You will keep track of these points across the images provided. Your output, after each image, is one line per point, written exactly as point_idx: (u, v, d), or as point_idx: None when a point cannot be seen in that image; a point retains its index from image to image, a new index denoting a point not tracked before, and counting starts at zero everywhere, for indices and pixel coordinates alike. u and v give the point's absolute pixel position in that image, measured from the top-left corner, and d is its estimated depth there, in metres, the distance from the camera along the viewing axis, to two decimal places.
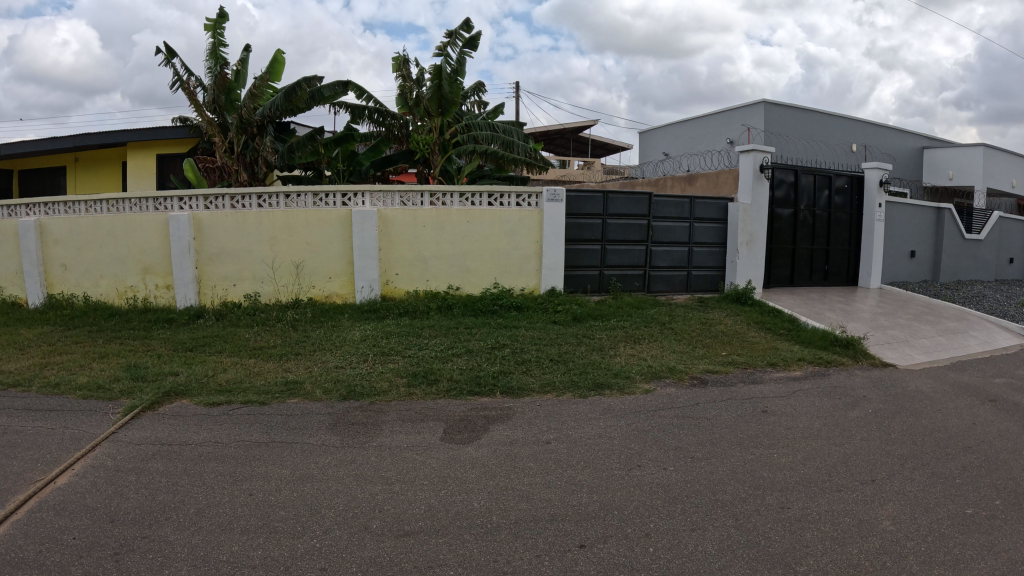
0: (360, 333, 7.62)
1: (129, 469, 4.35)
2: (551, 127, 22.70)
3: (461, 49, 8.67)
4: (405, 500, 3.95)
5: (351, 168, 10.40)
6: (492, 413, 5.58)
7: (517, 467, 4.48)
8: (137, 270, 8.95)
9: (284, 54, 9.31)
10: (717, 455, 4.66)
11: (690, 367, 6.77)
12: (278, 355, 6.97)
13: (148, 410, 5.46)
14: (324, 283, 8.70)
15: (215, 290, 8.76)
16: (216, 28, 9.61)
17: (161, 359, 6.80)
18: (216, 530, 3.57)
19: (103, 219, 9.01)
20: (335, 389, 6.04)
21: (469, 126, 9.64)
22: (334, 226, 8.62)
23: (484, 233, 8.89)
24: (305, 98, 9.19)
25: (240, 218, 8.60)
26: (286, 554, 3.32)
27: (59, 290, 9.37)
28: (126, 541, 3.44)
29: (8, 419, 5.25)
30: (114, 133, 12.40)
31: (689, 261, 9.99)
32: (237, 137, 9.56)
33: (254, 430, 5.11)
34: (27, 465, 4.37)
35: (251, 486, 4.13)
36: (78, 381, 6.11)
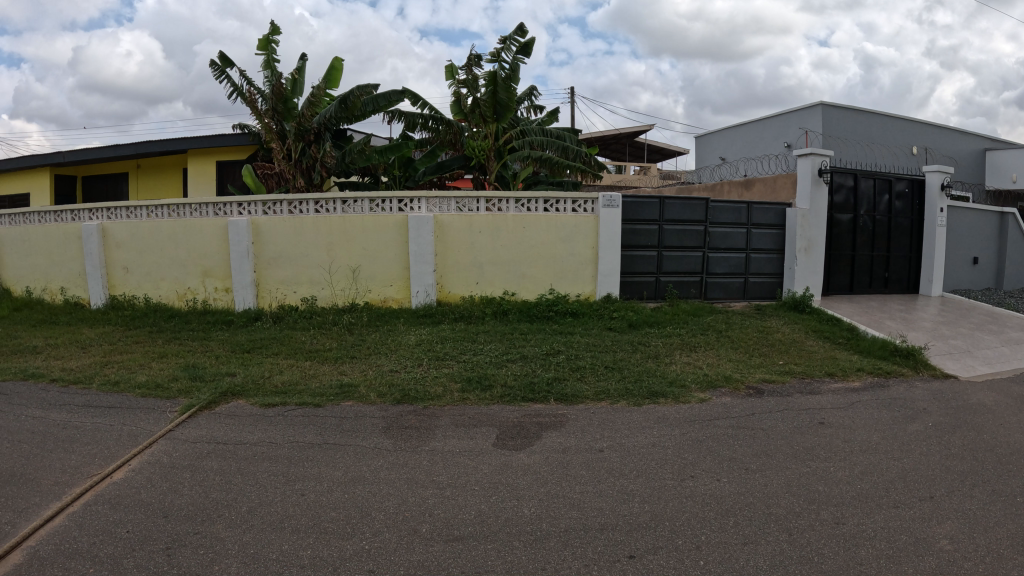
0: (416, 337, 7.69)
1: (185, 466, 4.48)
2: (604, 133, 22.49)
3: (516, 55, 8.66)
4: (454, 505, 3.96)
5: (407, 174, 10.46)
6: (545, 420, 5.56)
7: (569, 475, 4.44)
8: (197, 273, 9.24)
9: (341, 61, 9.48)
10: (773, 466, 4.54)
11: (747, 376, 6.60)
12: (333, 358, 7.10)
13: (206, 409, 5.62)
14: (381, 287, 8.83)
15: (274, 294, 8.99)
16: (271, 41, 9.88)
17: (218, 360, 7.01)
18: (267, 528, 3.64)
19: (163, 224, 9.33)
20: (390, 393, 6.11)
21: (524, 132, 9.70)
22: (390, 231, 8.74)
23: (540, 239, 8.87)
24: (361, 105, 9.40)
25: (299, 223, 8.80)
26: (336, 554, 3.36)
27: (121, 291, 9.75)
28: (179, 536, 3.54)
29: (72, 414, 5.49)
30: (176, 141, 12.83)
31: (747, 268, 9.76)
32: (296, 144, 9.80)
33: (309, 431, 5.21)
34: (86, 459, 4.56)
35: (303, 486, 4.20)
36: (138, 380, 6.33)
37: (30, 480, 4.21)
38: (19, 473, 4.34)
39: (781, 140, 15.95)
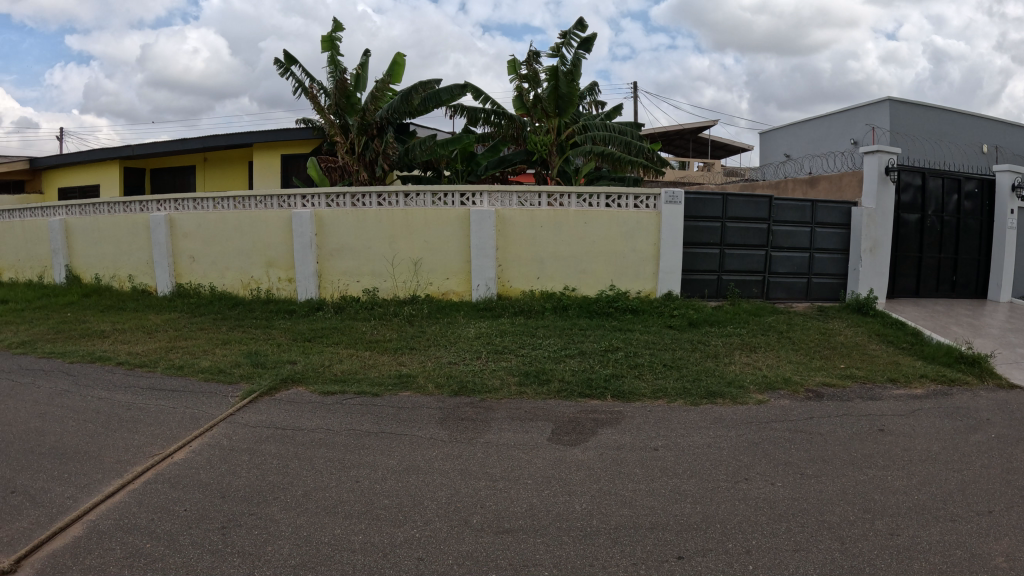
0: (475, 330, 7.77)
1: (244, 449, 4.65)
2: (669, 129, 22.08)
3: (577, 49, 8.62)
4: (506, 498, 4.01)
5: (470, 169, 10.56)
6: (601, 416, 5.55)
7: (621, 472, 4.42)
8: (261, 263, 9.53)
9: (403, 56, 9.62)
10: (829, 473, 4.42)
11: (807, 379, 6.43)
12: (394, 349, 7.22)
13: (266, 395, 5.81)
14: (442, 280, 8.95)
15: (336, 284, 9.20)
16: (334, 38, 10.07)
17: (280, 348, 7.23)
18: (320, 512, 3.75)
19: (229, 215, 9.66)
20: (448, 385, 6.19)
21: (586, 127, 9.72)
22: (452, 224, 8.84)
23: (601, 234, 8.83)
24: (423, 99, 9.54)
25: (361, 215, 8.98)
26: (385, 541, 3.44)
27: (187, 280, 10.13)
28: (235, 516, 3.68)
29: (137, 396, 5.77)
30: (243, 135, 13.24)
31: (810, 268, 9.48)
32: (359, 138, 10.01)
33: (366, 420, 5.33)
34: (149, 439, 4.78)
35: (358, 473, 4.30)
36: (202, 365, 6.59)
37: (94, 458, 4.44)
38: (84, 450, 4.59)
39: (846, 136, 15.43)
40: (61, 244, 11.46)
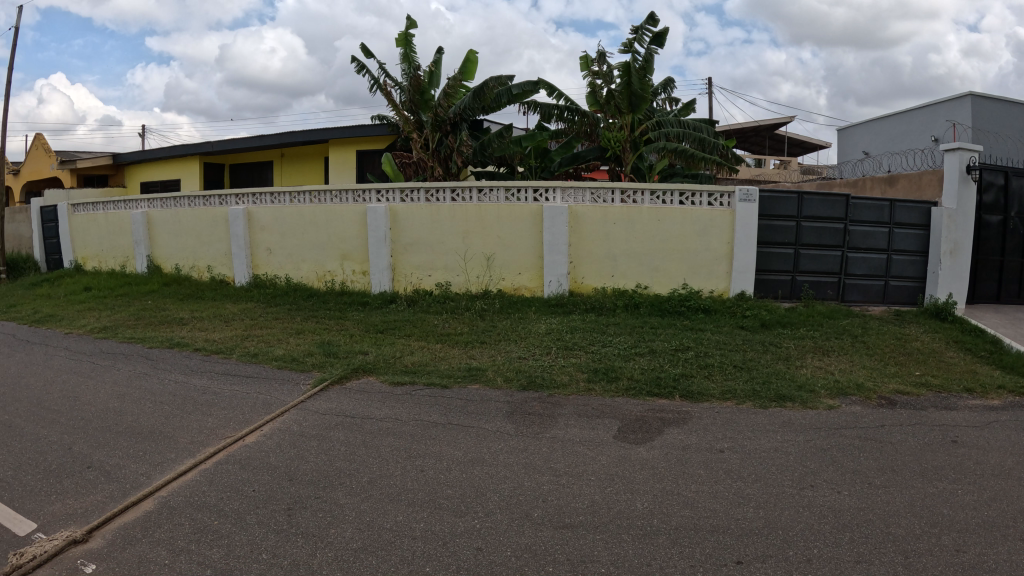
0: (546, 326, 7.82)
1: (313, 435, 4.84)
2: (745, 125, 21.53)
3: (649, 45, 8.54)
4: (569, 492, 4.03)
5: (543, 165, 10.62)
6: (668, 415, 5.51)
7: (685, 473, 4.38)
8: (337, 256, 9.84)
9: (476, 53, 9.71)
10: (897, 484, 4.26)
11: (879, 386, 6.21)
12: (465, 343, 7.34)
13: (337, 383, 6.02)
14: (514, 275, 9.04)
15: (409, 278, 9.42)
16: (408, 36, 10.26)
17: (353, 338, 7.46)
18: (384, 499, 3.86)
19: (305, 210, 9.98)
20: (516, 378, 6.29)
21: (661, 123, 9.58)
22: (525, 220, 8.91)
23: (674, 232, 8.72)
24: (495, 94, 9.61)
25: (435, 210, 9.16)
26: (447, 529, 3.51)
27: (264, 271, 10.54)
28: (302, 498, 3.84)
29: (213, 380, 6.08)
30: (318, 132, 13.66)
31: (887, 270, 9.12)
32: (433, 134, 10.24)
33: (432, 410, 5.47)
34: (222, 422, 5.04)
35: (423, 463, 4.41)
36: (276, 353, 6.87)
37: (169, 437, 4.72)
38: (160, 430, 4.88)
39: (927, 133, 14.72)
40: (144, 236, 12.08)
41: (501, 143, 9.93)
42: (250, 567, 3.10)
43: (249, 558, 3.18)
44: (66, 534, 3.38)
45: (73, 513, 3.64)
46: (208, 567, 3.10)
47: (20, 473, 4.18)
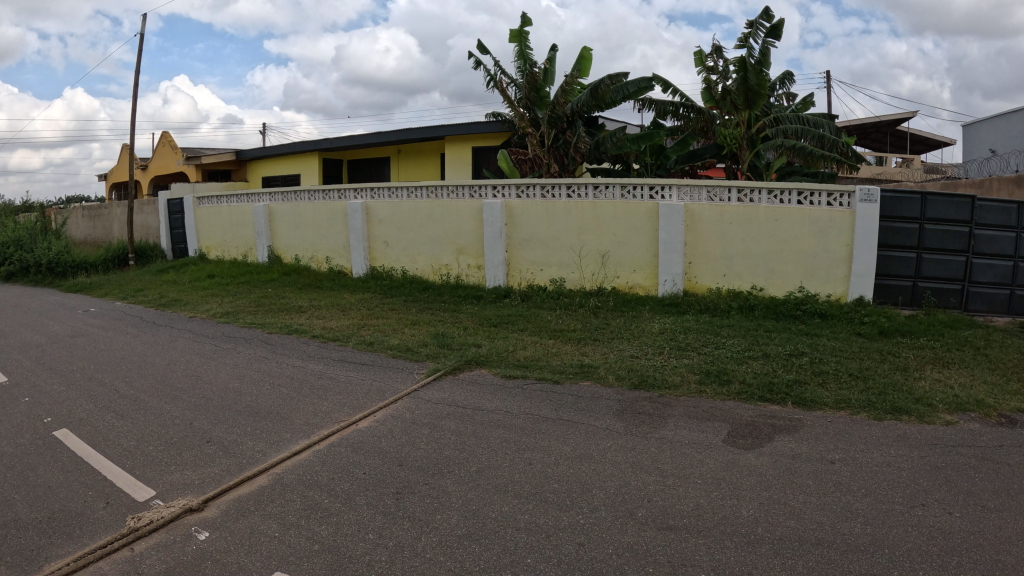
0: (659, 325, 7.58)
1: (424, 423, 4.91)
2: (866, 120, 20.52)
3: (765, 39, 8.30)
4: (675, 494, 3.74)
5: (659, 162, 10.55)
6: (781, 422, 5.05)
7: (795, 483, 3.98)
8: (452, 250, 10.11)
9: (591, 51, 9.69)
10: (1015, 509, 3.87)
11: (1001, 403, 5.81)
12: (577, 339, 7.28)
13: (450, 373, 6.17)
14: (629, 274, 8.98)
15: (525, 274, 9.60)
16: (523, 32, 10.37)
17: (467, 331, 7.63)
18: (491, 489, 3.79)
19: (422, 204, 10.32)
20: (628, 377, 5.96)
21: (779, 120, 9.26)
22: (641, 218, 8.82)
23: (791, 233, 8.25)
24: (610, 93, 9.56)
25: (551, 206, 9.25)
26: (552, 523, 3.39)
27: (381, 263, 10.97)
28: (410, 484, 3.86)
29: (328, 366, 6.38)
30: (435, 128, 13.98)
31: (1015, 279, 8.49)
32: (548, 131, 10.36)
33: (545, 405, 5.30)
34: (337, 406, 5.28)
35: (532, 456, 4.27)
36: (391, 342, 7.12)
37: (287, 419, 4.98)
38: (277, 411, 5.16)
39: None
40: (265, 228, 12.75)
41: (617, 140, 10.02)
42: (357, 545, 3.17)
43: (356, 537, 3.25)
44: (183, 502, 3.65)
45: (191, 483, 3.93)
46: (316, 542, 3.21)
47: (144, 444, 4.53)
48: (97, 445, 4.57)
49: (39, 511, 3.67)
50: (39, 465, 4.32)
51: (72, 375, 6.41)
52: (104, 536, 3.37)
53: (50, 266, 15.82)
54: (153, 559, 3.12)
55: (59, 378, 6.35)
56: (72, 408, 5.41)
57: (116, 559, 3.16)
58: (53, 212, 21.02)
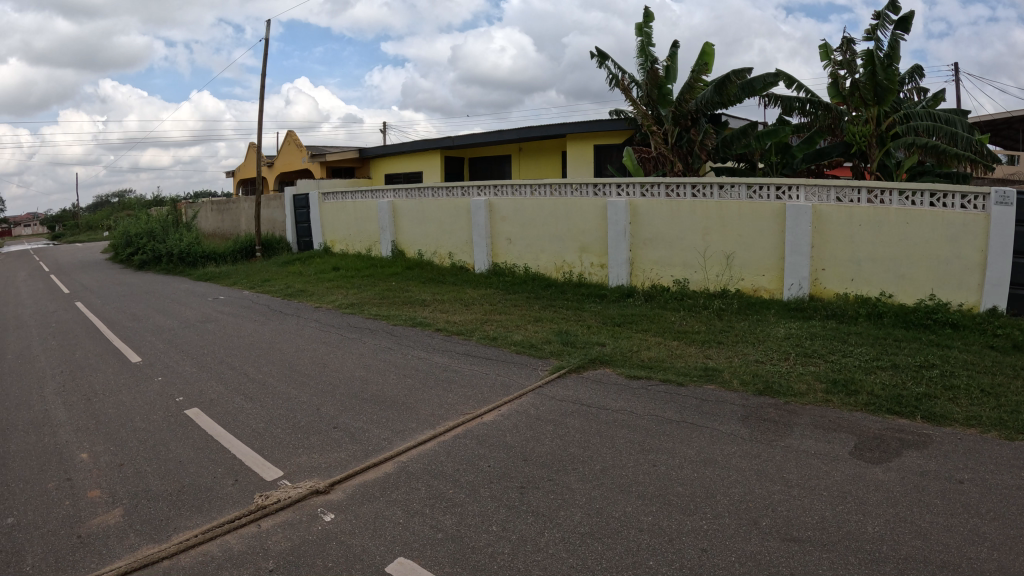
0: (785, 331, 7.25)
1: (548, 419, 4.94)
2: (1001, 115, 19.16)
3: (893, 31, 7.92)
4: (799, 506, 3.61)
5: (784, 160, 10.23)
6: (909, 437, 4.78)
7: (922, 501, 3.75)
8: (576, 248, 10.23)
9: (713, 45, 9.50)
10: None
11: None
12: (701, 341, 7.11)
13: (575, 371, 6.18)
14: (754, 276, 8.68)
15: (647, 273, 9.53)
16: (644, 28, 10.30)
17: (591, 329, 7.67)
18: (615, 488, 3.77)
19: (546, 202, 10.51)
20: (753, 382, 5.78)
21: (908, 116, 8.94)
22: (768, 219, 8.50)
23: (923, 236, 7.58)
24: (736, 91, 9.45)
25: (675, 205, 9.14)
26: (674, 526, 3.34)
27: (504, 259, 11.24)
28: (534, 479, 3.89)
29: (453, 359, 6.54)
30: (557, 126, 14.06)
31: None
32: (672, 128, 10.22)
33: (670, 407, 5.24)
34: (463, 398, 5.38)
35: (657, 458, 4.22)
36: (515, 338, 7.22)
37: (413, 409, 5.12)
38: (404, 401, 5.31)
39: None
40: (388, 223, 13.21)
41: (745, 140, 9.92)
42: (480, 536, 3.23)
43: (479, 528, 3.31)
44: (311, 484, 3.81)
45: (318, 466, 4.10)
46: (440, 530, 3.29)
47: (271, 427, 4.76)
48: (227, 425, 4.83)
49: (170, 484, 3.91)
50: (172, 440, 4.61)
51: (203, 359, 6.80)
52: (232, 511, 3.56)
53: (181, 255, 17.33)
54: (280, 537, 3.27)
55: (191, 360, 6.76)
56: (202, 388, 5.74)
57: (243, 533, 3.34)
58: (185, 206, 22.32)
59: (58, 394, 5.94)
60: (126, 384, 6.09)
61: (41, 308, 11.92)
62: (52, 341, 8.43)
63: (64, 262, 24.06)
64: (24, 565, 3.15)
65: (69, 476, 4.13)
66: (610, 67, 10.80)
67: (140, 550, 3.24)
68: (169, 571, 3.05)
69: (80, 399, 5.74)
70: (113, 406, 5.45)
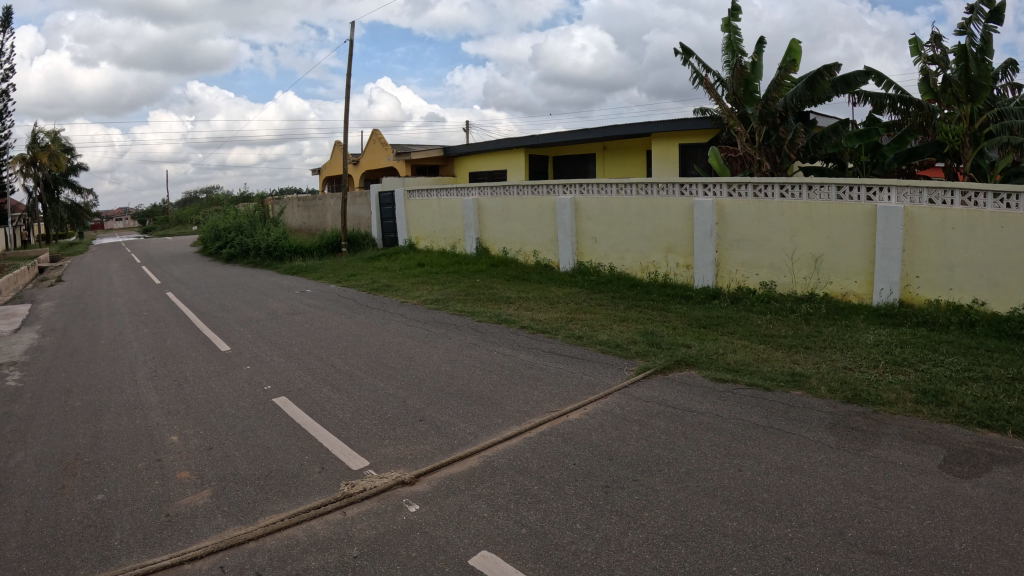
0: (874, 337, 7.00)
1: (634, 419, 4.91)
2: None
3: (986, 24, 7.56)
4: (886, 518, 3.48)
5: (875, 160, 9.87)
6: (1000, 452, 4.50)
7: (1015, 519, 3.52)
8: (661, 248, 10.14)
9: (799, 43, 9.27)
10: None
11: None
12: (788, 346, 6.95)
13: (660, 372, 6.12)
14: (843, 280, 8.34)
15: (733, 275, 9.37)
16: (730, 24, 10.13)
17: (676, 330, 7.58)
18: (700, 492, 3.73)
19: (632, 201, 10.47)
20: (841, 390, 5.61)
21: (1004, 114, 8.46)
22: (858, 221, 8.15)
23: (1020, 242, 6.93)
24: (827, 89, 9.24)
25: (763, 206, 8.95)
26: (759, 533, 3.29)
27: (588, 258, 11.22)
28: (619, 479, 3.88)
29: (538, 357, 6.58)
30: (642, 125, 13.95)
31: None
32: (759, 127, 9.99)
33: (756, 412, 5.15)
34: (549, 396, 5.41)
35: (742, 463, 4.15)
36: (600, 338, 7.21)
37: (499, 405, 5.18)
38: (490, 396, 5.38)
39: None
40: (473, 220, 13.38)
41: (836, 139, 9.81)
42: (564, 534, 3.25)
43: (562, 525, 3.33)
44: (396, 475, 3.90)
45: (404, 457, 4.18)
46: (524, 526, 3.32)
47: (359, 418, 4.88)
48: (314, 414, 4.98)
49: (260, 469, 4.06)
50: (260, 427, 4.78)
51: (292, 349, 7.01)
52: (317, 498, 3.67)
53: (270, 250, 17.94)
54: (364, 525, 3.36)
55: (280, 351, 6.99)
56: (291, 378, 5.93)
57: (329, 520, 3.44)
58: (274, 202, 23.06)
59: (150, 378, 6.23)
60: (216, 371, 6.35)
61: (134, 297, 12.52)
62: (147, 328, 8.85)
63: (161, 254, 25.20)
64: (115, 540, 3.33)
65: (159, 457, 4.33)
66: (694, 64, 10.67)
67: (228, 531, 3.37)
68: (256, 552, 3.17)
69: (170, 384, 6.01)
70: (205, 392, 5.68)
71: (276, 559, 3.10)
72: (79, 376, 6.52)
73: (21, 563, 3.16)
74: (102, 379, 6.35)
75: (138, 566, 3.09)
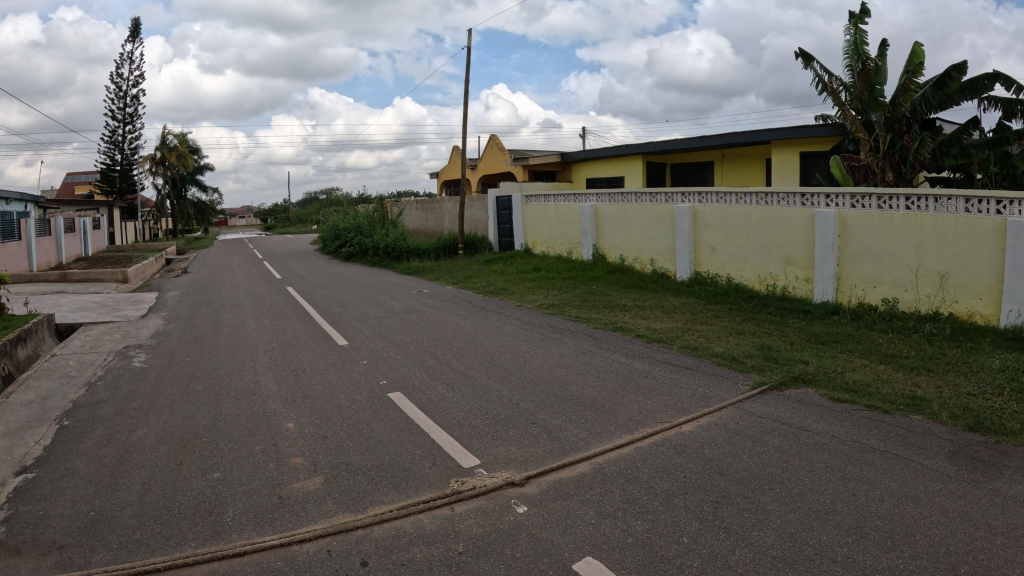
0: (1001, 361, 6.53)
1: (748, 435, 4.78)
2: None
3: None
4: (1005, 556, 3.23)
5: (1005, 172, 9.10)
6: None
7: None
8: (781, 260, 9.83)
9: (922, 46, 8.80)
10: None
11: None
12: (910, 367, 6.60)
13: (775, 388, 5.93)
14: (970, 299, 7.76)
15: (854, 290, 8.94)
16: (856, 25, 9.74)
17: (793, 346, 7.33)
18: (812, 514, 3.60)
19: (751, 210, 10.21)
20: (964, 417, 5.25)
21: None
22: (987, 235, 7.56)
23: None
24: (953, 91, 8.57)
25: (886, 218, 8.52)
26: (870, 562, 3.14)
27: (706, 268, 11.02)
28: (730, 495, 3.79)
29: (653, 366, 6.51)
30: (762, 132, 13.57)
31: None
32: (883, 134, 9.75)
33: (875, 435, 4.91)
34: (662, 407, 5.34)
35: (857, 487, 3.97)
36: (716, 350, 7.07)
37: (612, 412, 5.16)
38: (603, 403, 5.36)
39: None
40: (591, 227, 13.39)
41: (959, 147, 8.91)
42: (669, 547, 3.20)
43: (669, 538, 3.29)
44: (506, 475, 3.95)
45: (514, 459, 4.23)
46: (630, 535, 3.29)
47: (471, 417, 4.97)
48: (426, 411, 5.11)
49: (372, 460, 4.21)
50: (373, 420, 4.95)
51: (406, 347, 7.21)
52: (427, 492, 3.77)
53: (387, 250, 18.53)
54: (471, 522, 3.43)
55: (395, 348, 7.21)
56: (405, 375, 6.11)
57: (436, 514, 3.53)
58: (392, 203, 23.79)
59: (269, 367, 6.57)
60: (332, 363, 6.63)
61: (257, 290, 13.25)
62: (268, 320, 9.34)
63: (285, 251, 26.49)
64: (227, 517, 3.54)
65: (275, 442, 4.56)
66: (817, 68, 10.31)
67: (336, 517, 3.51)
68: (362, 540, 3.29)
69: (288, 373, 6.32)
70: (321, 384, 5.94)
71: (382, 548, 3.21)
72: (206, 362, 6.95)
73: (137, 532, 3.40)
74: (227, 365, 6.74)
75: (248, 543, 3.27)
